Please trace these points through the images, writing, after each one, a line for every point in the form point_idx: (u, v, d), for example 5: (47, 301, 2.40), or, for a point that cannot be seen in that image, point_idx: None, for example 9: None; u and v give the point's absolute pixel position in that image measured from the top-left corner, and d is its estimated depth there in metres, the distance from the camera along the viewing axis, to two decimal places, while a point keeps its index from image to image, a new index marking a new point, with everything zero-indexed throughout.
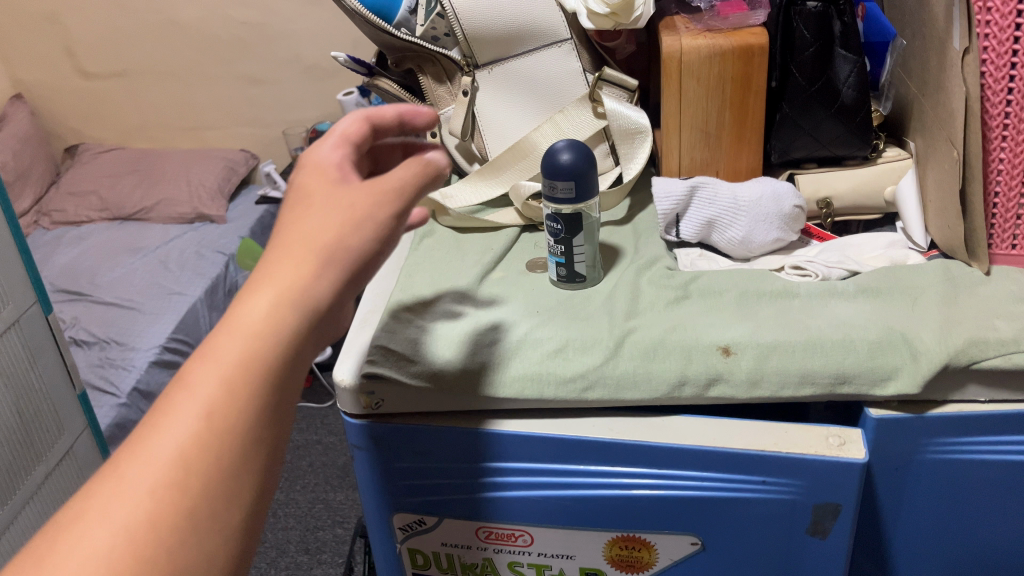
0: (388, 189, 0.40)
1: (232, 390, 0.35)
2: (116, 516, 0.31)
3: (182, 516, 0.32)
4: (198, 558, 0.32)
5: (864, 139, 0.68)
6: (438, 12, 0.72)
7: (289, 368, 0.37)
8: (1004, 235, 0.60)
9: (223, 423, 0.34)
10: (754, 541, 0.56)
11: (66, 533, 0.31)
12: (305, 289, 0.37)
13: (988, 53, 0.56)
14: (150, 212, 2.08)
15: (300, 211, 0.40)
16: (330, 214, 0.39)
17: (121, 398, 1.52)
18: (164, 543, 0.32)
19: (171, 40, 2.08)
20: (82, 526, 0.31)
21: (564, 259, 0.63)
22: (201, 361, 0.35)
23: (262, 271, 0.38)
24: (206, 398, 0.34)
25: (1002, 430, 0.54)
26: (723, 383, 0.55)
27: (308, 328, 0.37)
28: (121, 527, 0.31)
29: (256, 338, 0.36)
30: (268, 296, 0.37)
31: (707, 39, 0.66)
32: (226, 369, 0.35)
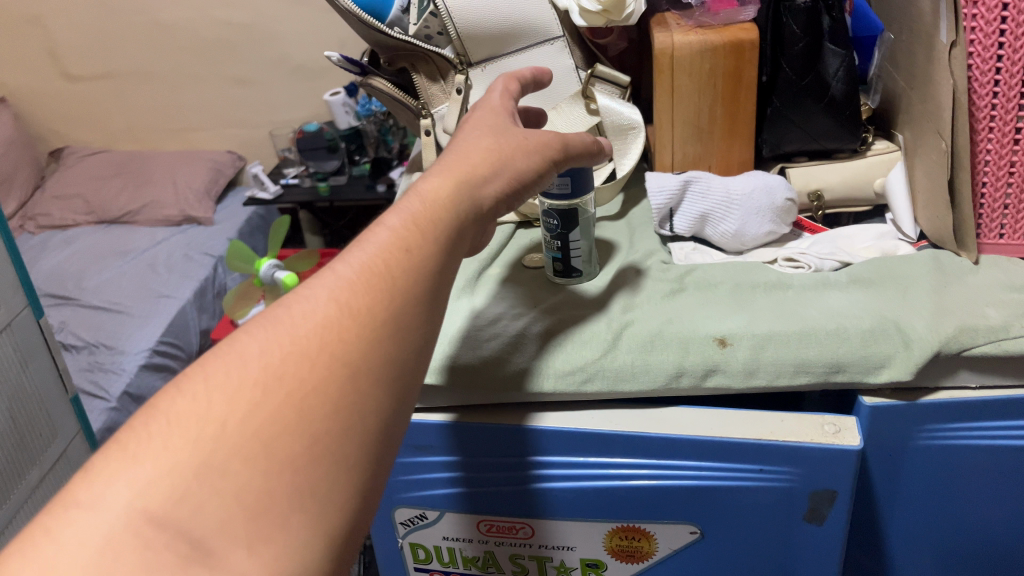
0: (547, 136, 0.51)
1: (405, 254, 0.39)
2: (283, 341, 0.34)
3: (340, 358, 0.34)
4: (351, 401, 0.34)
5: (854, 132, 0.69)
6: (431, 11, 0.73)
7: (454, 251, 0.41)
8: (992, 225, 0.61)
9: (387, 282, 0.38)
10: (751, 528, 0.57)
11: (236, 350, 0.34)
12: (476, 186, 0.44)
13: (974, 47, 0.56)
14: (137, 215, 2.08)
15: (477, 131, 0.48)
16: (504, 140, 0.48)
17: (111, 402, 1.53)
18: (320, 377, 0.34)
19: (156, 43, 2.08)
20: (248, 348, 0.34)
21: (560, 255, 0.63)
22: (384, 222, 0.40)
23: (442, 164, 0.45)
24: (375, 262, 0.38)
25: (993, 416, 0.55)
26: (719, 374, 0.55)
27: (471, 218, 0.43)
28: (286, 353, 0.34)
29: (431, 212, 0.41)
30: (447, 186, 0.43)
31: (699, 34, 0.67)
32: (397, 238, 0.39)
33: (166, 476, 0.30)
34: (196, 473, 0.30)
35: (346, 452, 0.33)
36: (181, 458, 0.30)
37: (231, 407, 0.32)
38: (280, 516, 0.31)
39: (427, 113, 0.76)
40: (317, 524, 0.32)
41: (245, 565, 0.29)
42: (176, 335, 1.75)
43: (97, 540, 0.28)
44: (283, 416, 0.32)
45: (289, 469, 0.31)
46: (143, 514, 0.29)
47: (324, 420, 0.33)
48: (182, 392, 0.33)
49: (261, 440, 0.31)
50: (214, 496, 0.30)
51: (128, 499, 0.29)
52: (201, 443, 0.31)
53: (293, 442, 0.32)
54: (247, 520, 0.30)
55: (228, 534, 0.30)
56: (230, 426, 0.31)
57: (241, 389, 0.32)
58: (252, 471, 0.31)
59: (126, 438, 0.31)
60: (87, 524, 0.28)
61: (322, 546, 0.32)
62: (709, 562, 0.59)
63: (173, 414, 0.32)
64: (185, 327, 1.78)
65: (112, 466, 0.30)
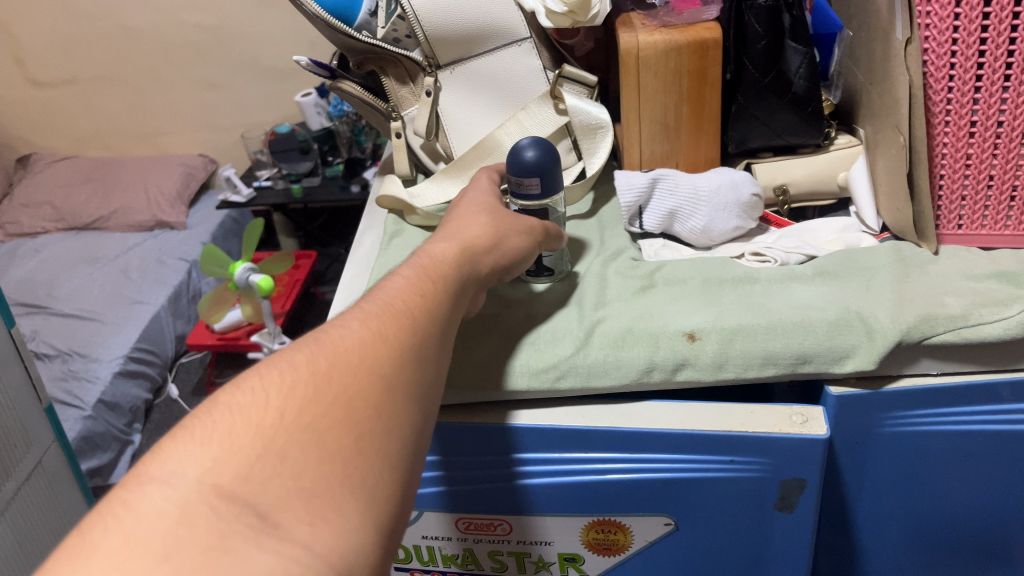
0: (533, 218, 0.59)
1: (421, 299, 0.45)
2: (327, 354, 0.38)
3: (376, 372, 0.38)
4: (388, 407, 0.37)
5: (817, 127, 0.70)
6: (398, 14, 0.72)
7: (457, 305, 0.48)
8: (950, 216, 0.63)
9: (410, 319, 0.43)
10: (723, 518, 0.58)
11: (284, 360, 0.37)
12: (474, 254, 0.52)
13: (929, 43, 0.58)
14: (108, 221, 2.07)
15: (475, 209, 0.57)
16: (498, 219, 0.56)
17: (85, 411, 1.52)
18: (362, 384, 0.37)
19: (123, 47, 2.07)
20: (296, 357, 0.38)
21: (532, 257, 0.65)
22: (400, 274, 0.47)
23: (447, 232, 0.53)
24: (396, 302, 0.43)
25: (956, 402, 0.57)
26: (689, 367, 0.56)
27: (469, 277, 0.51)
28: (331, 362, 0.38)
29: (438, 270, 0.48)
30: (452, 251, 0.51)
31: (664, 34, 0.68)
32: (412, 288, 0.45)
33: (232, 458, 0.32)
34: (259, 456, 0.33)
35: (388, 449, 0.36)
36: (246, 442, 0.33)
37: (286, 403, 0.35)
38: (335, 497, 0.33)
39: (397, 116, 0.77)
40: (368, 506, 0.34)
41: (307, 536, 0.31)
42: (150, 341, 1.74)
43: (174, 507, 0.30)
44: (332, 412, 0.35)
45: (341, 460, 0.34)
46: (214, 487, 0.31)
47: (369, 420, 0.36)
48: (239, 389, 0.36)
49: (315, 432, 0.34)
50: (277, 476, 0.32)
51: (201, 474, 0.32)
52: (263, 431, 0.34)
53: (342, 436, 0.35)
54: (306, 498, 0.32)
55: (289, 508, 0.32)
56: (288, 418, 0.34)
57: (293, 388, 0.36)
58: (309, 457, 0.34)
59: (189, 427, 0.34)
60: (164, 496, 0.31)
61: (373, 528, 0.34)
62: (684, 553, 0.60)
63: (233, 406, 0.35)
64: (159, 333, 1.78)
65: (181, 446, 0.33)
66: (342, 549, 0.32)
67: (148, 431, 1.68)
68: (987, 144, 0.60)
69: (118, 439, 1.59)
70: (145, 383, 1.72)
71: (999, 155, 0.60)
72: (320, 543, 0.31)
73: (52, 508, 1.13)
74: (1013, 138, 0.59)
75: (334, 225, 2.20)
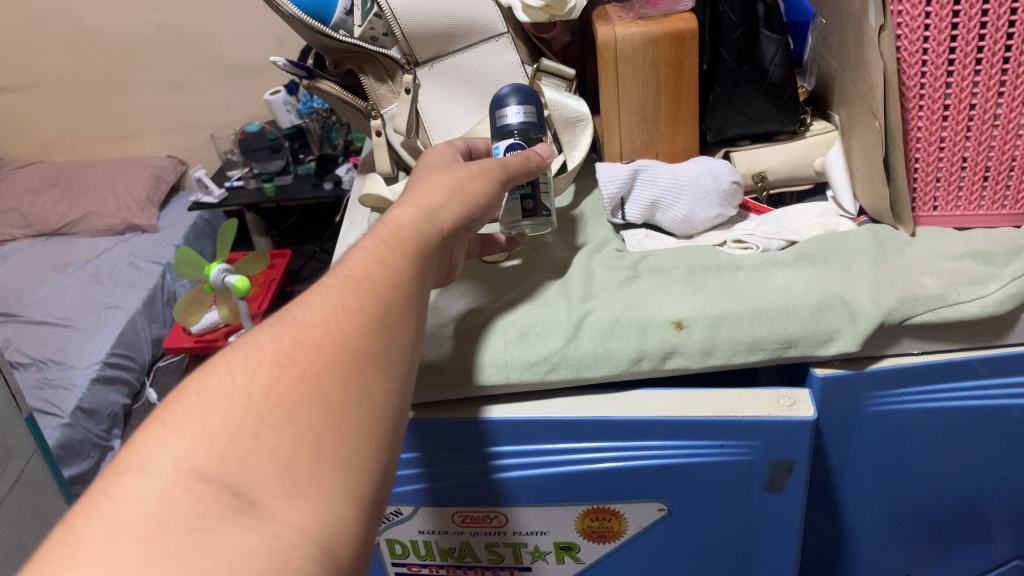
0: (494, 167, 0.57)
1: (382, 267, 0.44)
2: (291, 334, 0.38)
3: (342, 344, 0.39)
4: (357, 380, 0.38)
5: (792, 114, 0.72)
6: (375, 12, 0.73)
7: (426, 272, 0.47)
8: (925, 197, 0.65)
9: (393, 307, 0.43)
10: (715, 502, 0.59)
11: (248, 343, 0.38)
12: (445, 225, 0.51)
13: (902, 29, 0.58)
14: (77, 226, 2.05)
15: (432, 174, 0.56)
16: (458, 175, 0.55)
17: (64, 418, 1.50)
18: (327, 357, 0.38)
19: (85, 49, 2.04)
20: (260, 340, 0.38)
21: (533, 192, 0.64)
22: (363, 248, 0.46)
23: (408, 198, 0.52)
24: (359, 274, 0.43)
25: (936, 378, 0.58)
26: (678, 355, 0.57)
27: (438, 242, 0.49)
28: (295, 340, 0.38)
29: (400, 236, 0.47)
30: (417, 225, 0.49)
31: (640, 26, 0.69)
32: (374, 257, 0.45)
33: (205, 441, 0.33)
34: (231, 437, 0.33)
35: (360, 421, 0.37)
36: (217, 425, 0.34)
37: (253, 383, 0.36)
38: (311, 470, 0.34)
39: (377, 114, 0.77)
40: (344, 480, 0.34)
41: (285, 512, 0.32)
42: (127, 346, 1.73)
43: (155, 492, 0.31)
44: (299, 389, 0.36)
45: (314, 435, 0.35)
46: (191, 471, 0.32)
47: (337, 392, 0.37)
48: (208, 375, 0.36)
49: (284, 409, 0.35)
50: (251, 455, 0.33)
51: (177, 459, 0.32)
52: (233, 413, 0.34)
53: (312, 411, 0.35)
54: (282, 473, 0.33)
55: (267, 488, 0.32)
56: (256, 397, 0.35)
57: (258, 369, 0.36)
58: (281, 434, 0.34)
59: (163, 415, 0.34)
60: (143, 483, 0.31)
61: (352, 500, 0.34)
62: (677, 538, 0.61)
63: (201, 391, 0.35)
64: (135, 338, 1.76)
65: (157, 436, 0.33)
66: (323, 523, 0.33)
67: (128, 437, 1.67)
68: (960, 126, 0.61)
69: (98, 446, 1.58)
70: (123, 389, 1.70)
71: (972, 137, 0.61)
72: (298, 517, 0.32)
73: (36, 517, 1.12)
74: (986, 119, 0.60)
75: (309, 223, 2.19)
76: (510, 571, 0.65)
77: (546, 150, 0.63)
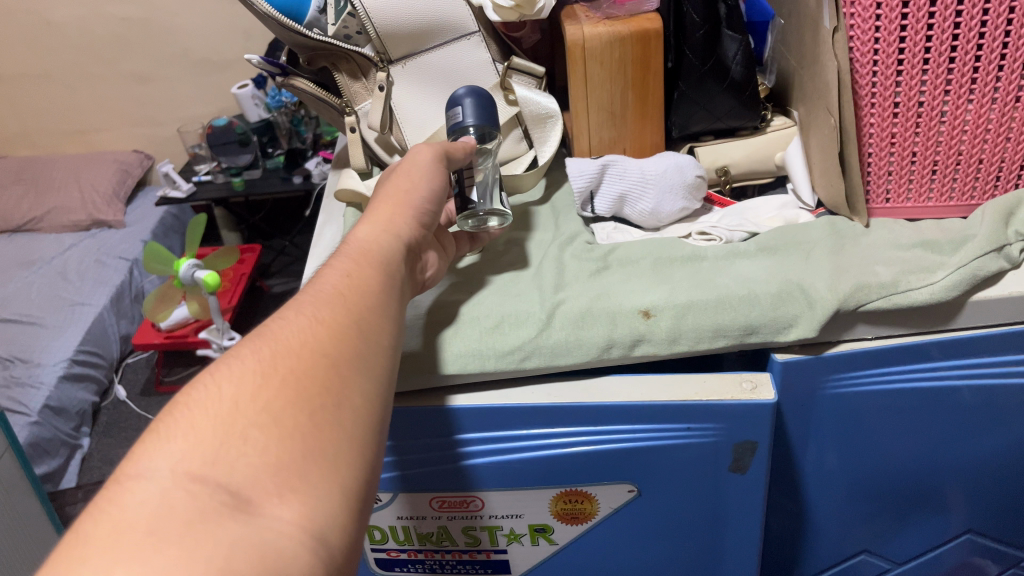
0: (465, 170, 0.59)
1: (350, 279, 0.47)
2: (269, 344, 0.41)
3: (321, 353, 0.41)
4: (336, 383, 0.40)
5: (753, 110, 0.75)
6: (349, 11, 0.75)
7: (395, 287, 0.49)
8: (879, 190, 0.68)
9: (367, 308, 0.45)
10: (682, 483, 0.62)
11: (233, 358, 0.40)
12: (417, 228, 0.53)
13: (854, 31, 0.61)
14: (42, 222, 2.03)
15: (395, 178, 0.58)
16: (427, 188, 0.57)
17: (32, 416, 1.50)
18: (307, 364, 0.40)
19: (48, 42, 2.03)
20: (242, 353, 0.40)
21: (458, 189, 0.65)
22: (333, 265, 0.48)
23: (375, 216, 0.54)
24: (330, 288, 0.46)
25: (890, 361, 0.61)
26: (646, 342, 0.60)
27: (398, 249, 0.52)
28: (274, 352, 0.40)
29: (366, 251, 0.50)
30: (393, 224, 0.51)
31: (606, 26, 0.71)
32: (344, 272, 0.47)
33: (198, 445, 0.35)
34: (223, 440, 0.35)
35: (343, 420, 0.39)
36: (207, 432, 0.35)
37: (239, 392, 0.38)
38: (299, 469, 0.36)
39: (351, 111, 0.79)
40: (330, 474, 0.36)
41: (277, 509, 0.34)
42: (95, 343, 1.72)
43: (155, 496, 0.33)
44: (284, 394, 0.38)
45: (300, 434, 0.37)
46: (187, 473, 0.34)
47: (319, 395, 0.39)
48: (195, 388, 0.38)
49: (270, 412, 0.37)
50: (242, 455, 0.35)
51: (173, 465, 0.34)
52: (222, 420, 0.36)
53: (297, 414, 0.37)
54: (272, 471, 0.35)
55: (259, 485, 0.34)
56: (242, 403, 0.37)
57: (242, 383, 0.38)
58: (269, 435, 0.36)
59: (155, 428, 0.36)
60: (144, 487, 0.33)
61: (340, 493, 0.36)
62: (647, 518, 0.64)
63: (190, 403, 0.37)
64: (103, 335, 1.76)
65: (152, 445, 0.35)
66: (314, 516, 0.35)
67: (97, 434, 1.67)
68: (909, 123, 0.64)
69: (67, 444, 1.57)
70: (91, 386, 1.70)
71: (921, 133, 0.65)
72: (290, 513, 0.34)
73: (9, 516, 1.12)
74: (933, 116, 0.64)
75: (278, 217, 2.19)
76: (486, 554, 0.67)
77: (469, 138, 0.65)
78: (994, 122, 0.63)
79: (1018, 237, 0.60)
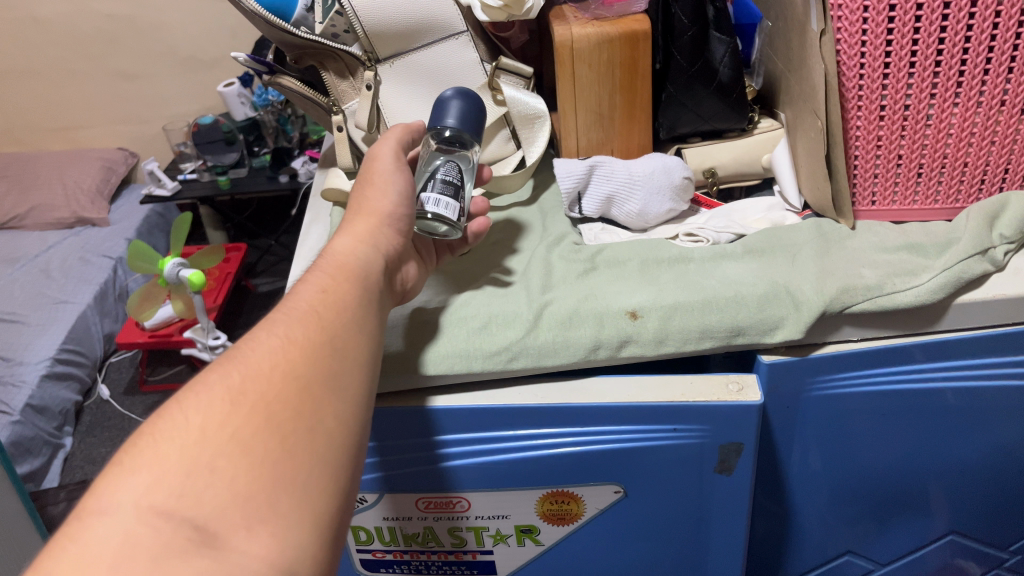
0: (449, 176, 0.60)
1: (325, 295, 0.47)
2: (238, 367, 0.41)
3: (290, 372, 0.41)
4: (309, 406, 0.40)
5: (741, 113, 0.75)
6: (336, 9, 0.74)
7: (373, 299, 0.50)
8: (865, 192, 0.69)
9: (346, 322, 0.45)
10: (667, 485, 0.62)
11: (201, 382, 0.40)
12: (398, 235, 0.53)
13: (842, 34, 0.61)
14: (25, 220, 2.02)
15: (361, 186, 0.58)
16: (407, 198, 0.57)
17: (13, 416, 1.49)
18: (277, 388, 0.40)
19: (31, 38, 2.01)
20: (210, 378, 0.40)
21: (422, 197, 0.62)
22: (309, 282, 0.48)
23: (350, 226, 0.54)
24: (310, 297, 0.46)
25: (875, 364, 0.62)
26: (633, 343, 0.60)
27: (376, 259, 0.52)
28: (244, 377, 0.40)
29: (341, 265, 0.50)
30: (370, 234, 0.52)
31: (595, 27, 0.71)
32: (325, 283, 0.48)
33: (164, 478, 0.35)
34: (189, 472, 0.36)
35: (316, 444, 0.39)
36: (174, 462, 0.36)
37: (207, 420, 0.38)
38: (269, 497, 0.36)
39: (339, 109, 0.79)
40: (303, 504, 0.37)
41: (246, 543, 0.35)
42: (78, 342, 1.71)
43: (119, 532, 0.33)
44: (252, 421, 0.38)
45: (270, 463, 0.37)
46: (152, 508, 0.34)
47: (291, 420, 0.39)
48: (162, 419, 0.38)
49: (239, 441, 0.37)
50: (209, 488, 0.35)
51: (138, 499, 0.34)
52: (188, 449, 0.36)
53: (268, 440, 0.38)
54: (241, 503, 0.36)
55: (227, 517, 0.35)
56: (209, 433, 0.37)
57: (209, 408, 0.38)
58: (238, 466, 0.37)
59: (121, 460, 0.37)
60: (109, 522, 0.34)
61: (311, 521, 0.37)
62: (634, 517, 0.64)
63: (157, 434, 0.37)
64: (87, 333, 1.74)
65: (116, 477, 0.35)
66: (283, 548, 0.35)
67: (81, 434, 1.66)
68: (895, 126, 0.65)
69: (50, 444, 1.56)
70: (74, 386, 1.69)
71: (906, 136, 0.65)
72: (258, 546, 0.35)
73: None
74: (919, 120, 0.64)
75: (264, 216, 2.18)
76: (471, 555, 0.67)
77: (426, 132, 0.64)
78: (979, 126, 0.64)
79: (1002, 241, 0.61)
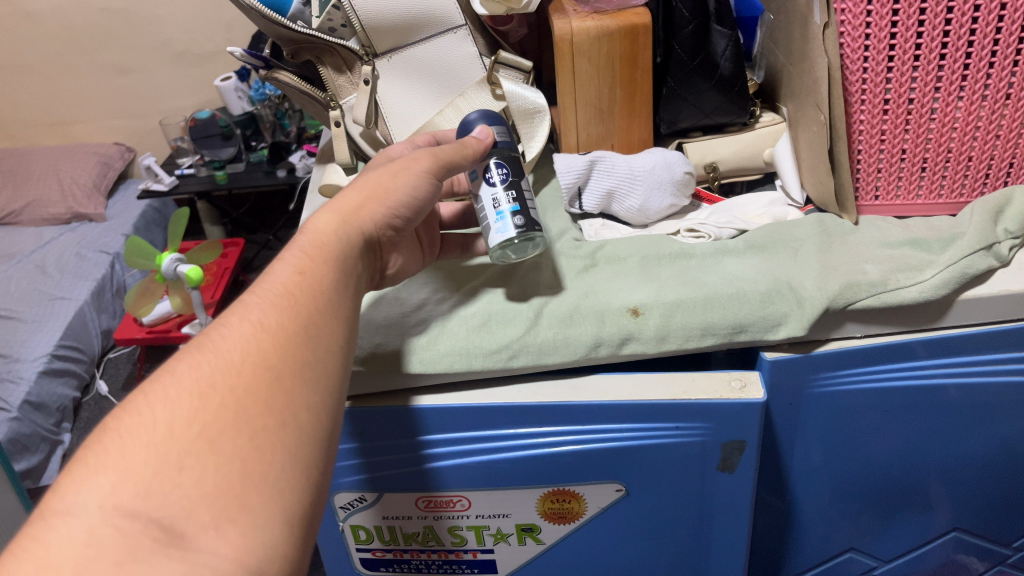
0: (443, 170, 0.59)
1: (302, 277, 0.46)
2: (210, 360, 0.40)
3: (263, 365, 0.41)
4: (281, 400, 0.40)
5: (744, 106, 0.74)
6: (333, 3, 0.73)
7: (347, 280, 0.49)
8: (868, 187, 0.68)
9: (329, 321, 0.45)
10: (667, 483, 0.61)
11: (169, 375, 0.39)
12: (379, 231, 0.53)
13: (845, 27, 0.61)
14: (21, 215, 2.01)
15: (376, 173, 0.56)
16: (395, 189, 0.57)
17: (14, 412, 1.48)
18: (248, 381, 0.40)
19: (27, 33, 2.00)
20: (179, 370, 0.40)
21: (522, 206, 0.60)
22: (286, 263, 0.47)
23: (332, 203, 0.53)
24: (297, 291, 0.45)
25: (876, 359, 0.61)
26: (634, 341, 0.59)
27: (360, 250, 0.51)
28: (214, 368, 0.40)
29: (322, 246, 0.49)
30: (356, 234, 0.51)
31: (595, 20, 0.70)
32: (310, 276, 0.47)
33: (128, 477, 0.35)
34: (155, 472, 0.35)
35: (287, 441, 0.39)
36: (140, 461, 0.35)
37: (174, 416, 0.37)
38: (239, 496, 0.36)
39: (337, 105, 0.78)
40: (273, 502, 0.37)
41: (213, 542, 0.34)
42: (75, 337, 1.70)
43: (82, 533, 0.33)
44: (221, 418, 0.38)
45: (239, 460, 0.37)
46: (117, 508, 0.34)
47: (260, 416, 0.39)
48: (128, 412, 0.38)
49: (206, 438, 0.37)
50: (175, 488, 0.35)
51: (101, 499, 0.34)
52: (154, 448, 0.36)
53: (237, 438, 0.37)
54: (209, 503, 0.35)
55: (193, 515, 0.35)
56: (176, 430, 0.37)
57: (176, 401, 0.38)
58: (206, 464, 0.36)
59: (85, 458, 0.36)
60: (70, 525, 0.33)
61: (281, 521, 0.37)
62: (636, 516, 0.63)
63: (122, 429, 0.37)
64: (83, 329, 1.74)
65: (80, 477, 0.35)
66: (251, 548, 0.35)
67: (79, 430, 1.65)
68: (898, 120, 0.64)
69: (48, 441, 1.55)
70: (72, 382, 1.68)
71: (910, 131, 0.65)
72: (226, 547, 0.35)
73: None
74: (923, 114, 0.63)
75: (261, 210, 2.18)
76: (472, 554, 0.67)
77: (485, 129, 0.61)
78: (983, 120, 0.63)
79: (1007, 236, 0.60)
